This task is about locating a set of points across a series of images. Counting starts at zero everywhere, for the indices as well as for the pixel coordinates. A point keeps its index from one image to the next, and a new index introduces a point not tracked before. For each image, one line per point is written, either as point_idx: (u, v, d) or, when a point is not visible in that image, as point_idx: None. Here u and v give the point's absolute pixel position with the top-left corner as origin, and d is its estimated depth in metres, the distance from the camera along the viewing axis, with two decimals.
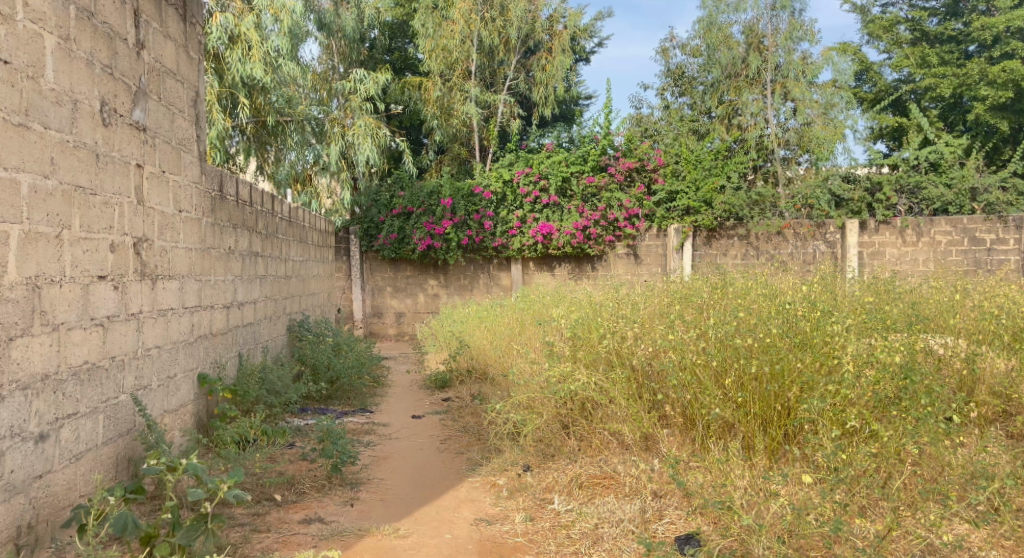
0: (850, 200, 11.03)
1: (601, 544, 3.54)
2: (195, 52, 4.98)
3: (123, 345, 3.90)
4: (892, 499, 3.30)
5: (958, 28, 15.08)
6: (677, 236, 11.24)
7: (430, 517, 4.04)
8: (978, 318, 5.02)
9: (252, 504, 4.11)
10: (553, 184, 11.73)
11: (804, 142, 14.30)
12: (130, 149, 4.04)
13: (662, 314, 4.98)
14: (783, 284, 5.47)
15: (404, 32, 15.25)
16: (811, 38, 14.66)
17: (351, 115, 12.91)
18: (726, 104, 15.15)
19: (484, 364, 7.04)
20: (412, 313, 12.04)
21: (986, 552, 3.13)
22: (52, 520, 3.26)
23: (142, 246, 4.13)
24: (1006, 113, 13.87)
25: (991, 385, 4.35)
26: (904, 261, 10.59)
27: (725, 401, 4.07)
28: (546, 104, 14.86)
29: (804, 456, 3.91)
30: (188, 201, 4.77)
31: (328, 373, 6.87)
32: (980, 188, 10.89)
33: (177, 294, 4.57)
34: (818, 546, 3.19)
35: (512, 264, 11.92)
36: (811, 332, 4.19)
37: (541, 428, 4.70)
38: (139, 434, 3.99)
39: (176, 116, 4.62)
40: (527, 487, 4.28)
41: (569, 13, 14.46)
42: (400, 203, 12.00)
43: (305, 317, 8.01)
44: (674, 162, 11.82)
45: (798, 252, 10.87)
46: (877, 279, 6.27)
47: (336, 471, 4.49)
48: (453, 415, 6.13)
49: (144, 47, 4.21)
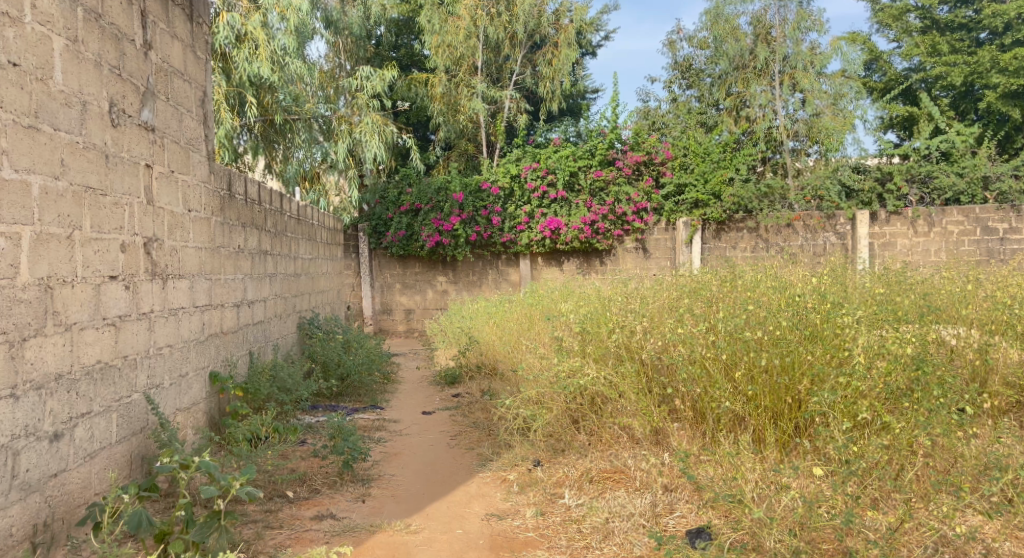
0: (860, 190, 10.82)
1: (611, 539, 3.55)
2: (202, 52, 4.98)
3: (134, 344, 3.93)
4: (905, 491, 3.30)
5: (969, 16, 14.89)
6: (687, 229, 11.15)
7: (441, 512, 4.05)
8: (990, 308, 4.99)
9: (265, 501, 4.14)
10: (560, 179, 11.64)
11: (812, 134, 14.30)
12: (139, 149, 4.05)
13: (671, 307, 4.97)
14: (792, 276, 5.48)
15: (410, 28, 15.16)
16: (819, 27, 14.60)
17: (359, 112, 12.92)
18: (734, 96, 14.93)
19: (493, 359, 7.04)
20: (421, 309, 12.14)
21: (999, 546, 3.06)
22: (67, 519, 3.30)
23: (153, 246, 4.15)
24: (1018, 101, 13.75)
25: (1005, 376, 4.30)
26: (916, 252, 10.54)
27: (735, 395, 4.07)
28: (552, 99, 14.79)
29: (815, 448, 3.89)
30: (197, 200, 4.79)
31: (338, 370, 6.93)
32: (993, 176, 10.75)
33: (188, 293, 4.59)
34: (830, 539, 3.17)
35: (521, 260, 11.95)
36: (821, 324, 4.15)
37: (551, 424, 4.75)
38: (153, 432, 4.00)
39: (184, 116, 4.63)
40: (538, 483, 4.30)
41: (575, 6, 14.39)
42: (407, 200, 11.97)
43: (315, 315, 8.06)
44: (682, 155, 11.77)
45: (809, 244, 10.83)
46: (888, 270, 6.17)
47: (347, 468, 4.50)
48: (462, 412, 6.12)
49: (151, 47, 4.22)
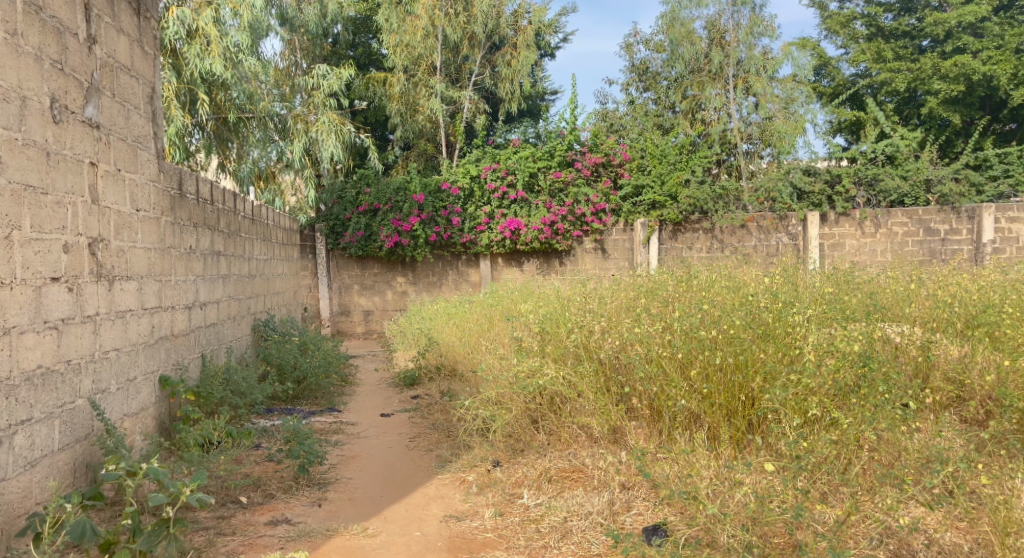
0: (810, 193, 11.06)
1: (570, 537, 3.57)
2: (150, 47, 4.86)
3: (78, 348, 3.82)
4: (852, 485, 3.36)
5: (912, 24, 15.22)
6: (643, 230, 11.33)
7: (400, 515, 4.01)
8: (932, 306, 5.16)
9: (217, 508, 4.06)
10: (520, 180, 11.67)
11: (765, 136, 14.55)
12: (84, 146, 3.95)
13: (628, 308, 5.02)
14: (746, 275, 5.56)
15: (368, 27, 15.05)
16: (771, 33, 14.81)
17: (315, 111, 12.87)
18: (689, 99, 15.18)
19: (452, 361, 7.01)
20: (380, 311, 12.06)
21: (941, 536, 3.13)
22: (6, 530, 3.19)
23: (98, 246, 4.05)
24: (958, 107, 14.10)
25: (946, 372, 4.38)
26: (864, 252, 10.77)
27: (691, 393, 4.10)
28: (511, 100, 14.82)
29: (768, 445, 3.94)
30: (146, 199, 4.68)
31: (294, 373, 6.83)
32: (935, 179, 11.01)
33: (136, 295, 4.48)
34: (781, 533, 3.22)
35: (481, 260, 11.94)
36: (773, 323, 4.22)
37: (510, 424, 4.71)
38: (98, 439, 3.89)
39: (131, 113, 4.52)
40: (497, 483, 4.28)
41: (534, 7, 14.42)
42: (365, 200, 11.88)
43: (270, 317, 7.94)
44: (640, 157, 11.83)
45: (762, 244, 10.99)
46: (837, 270, 6.28)
47: (303, 472, 4.44)
48: (422, 413, 6.09)
49: (96, 42, 4.13)
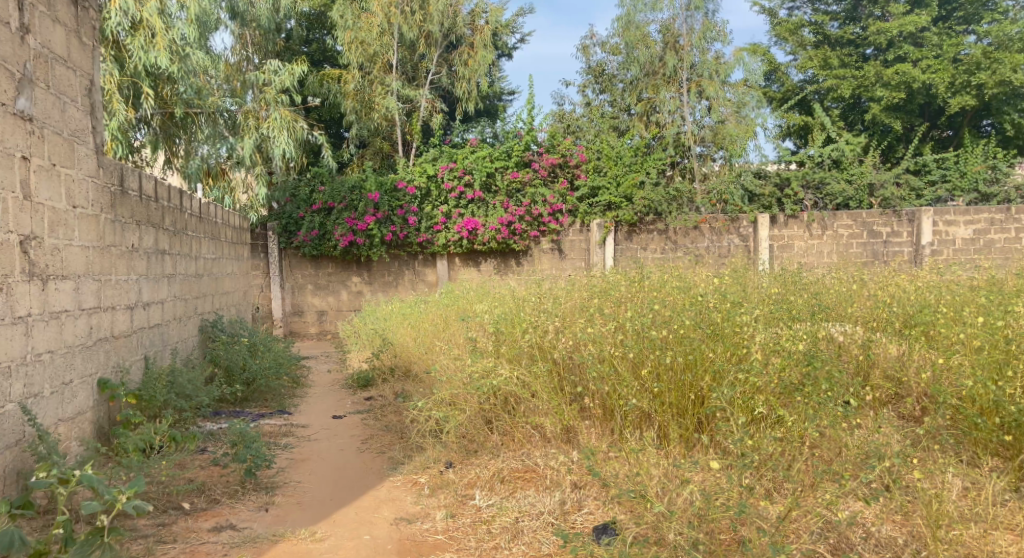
0: (761, 195, 11.31)
1: (520, 538, 3.54)
2: (89, 38, 4.70)
3: (8, 351, 3.67)
4: (795, 482, 3.39)
5: (856, 32, 15.53)
6: (599, 231, 11.34)
7: (349, 519, 3.94)
8: (873, 307, 5.26)
9: (158, 514, 3.94)
10: (477, 180, 11.61)
11: (717, 139, 14.71)
12: (15, 140, 3.80)
13: (582, 308, 5.01)
14: (696, 276, 5.60)
15: (322, 22, 14.84)
16: (723, 38, 14.98)
17: (267, 107, 12.72)
18: (644, 102, 15.31)
19: (406, 362, 6.94)
20: (335, 311, 11.92)
21: (878, 529, 3.18)
22: None
23: (31, 244, 3.90)
24: (899, 113, 14.43)
25: (885, 368, 4.50)
26: (811, 253, 10.96)
27: (642, 392, 4.10)
28: (468, 99, 14.76)
29: (717, 444, 3.96)
30: (83, 196, 4.52)
31: (243, 375, 6.69)
32: (877, 183, 11.42)
33: (72, 294, 4.33)
34: (727, 530, 3.24)
35: (438, 260, 11.88)
36: (722, 323, 4.24)
37: (464, 425, 4.66)
38: (29, 445, 3.75)
39: (67, 106, 4.36)
40: (450, 484, 4.23)
41: (490, 6, 14.38)
42: (319, 198, 11.70)
43: (219, 317, 7.76)
44: (595, 159, 11.89)
45: (714, 246, 11.14)
46: (784, 270, 6.36)
47: (250, 476, 4.33)
48: (374, 415, 6.01)
49: (29, 31, 3.98)
